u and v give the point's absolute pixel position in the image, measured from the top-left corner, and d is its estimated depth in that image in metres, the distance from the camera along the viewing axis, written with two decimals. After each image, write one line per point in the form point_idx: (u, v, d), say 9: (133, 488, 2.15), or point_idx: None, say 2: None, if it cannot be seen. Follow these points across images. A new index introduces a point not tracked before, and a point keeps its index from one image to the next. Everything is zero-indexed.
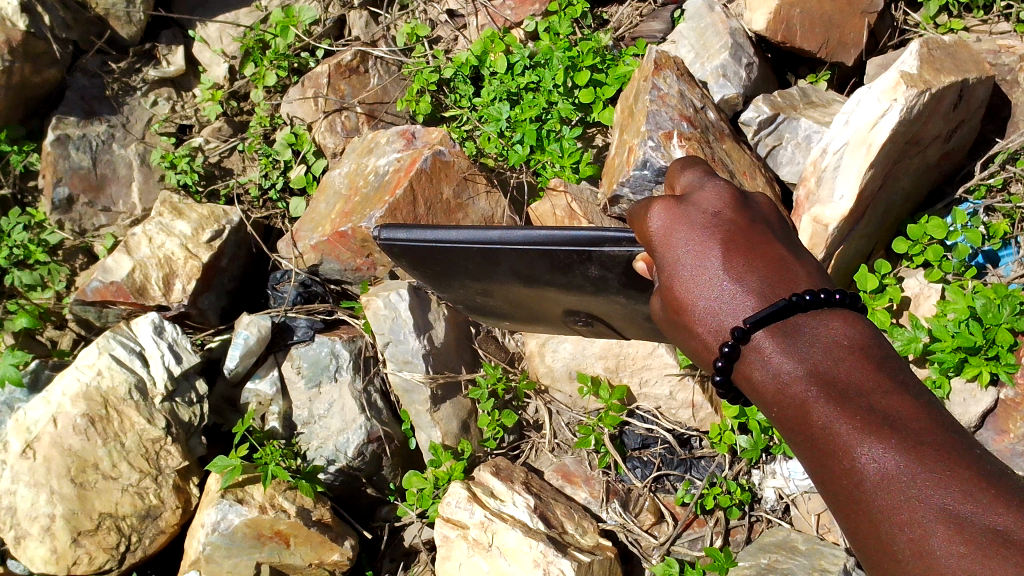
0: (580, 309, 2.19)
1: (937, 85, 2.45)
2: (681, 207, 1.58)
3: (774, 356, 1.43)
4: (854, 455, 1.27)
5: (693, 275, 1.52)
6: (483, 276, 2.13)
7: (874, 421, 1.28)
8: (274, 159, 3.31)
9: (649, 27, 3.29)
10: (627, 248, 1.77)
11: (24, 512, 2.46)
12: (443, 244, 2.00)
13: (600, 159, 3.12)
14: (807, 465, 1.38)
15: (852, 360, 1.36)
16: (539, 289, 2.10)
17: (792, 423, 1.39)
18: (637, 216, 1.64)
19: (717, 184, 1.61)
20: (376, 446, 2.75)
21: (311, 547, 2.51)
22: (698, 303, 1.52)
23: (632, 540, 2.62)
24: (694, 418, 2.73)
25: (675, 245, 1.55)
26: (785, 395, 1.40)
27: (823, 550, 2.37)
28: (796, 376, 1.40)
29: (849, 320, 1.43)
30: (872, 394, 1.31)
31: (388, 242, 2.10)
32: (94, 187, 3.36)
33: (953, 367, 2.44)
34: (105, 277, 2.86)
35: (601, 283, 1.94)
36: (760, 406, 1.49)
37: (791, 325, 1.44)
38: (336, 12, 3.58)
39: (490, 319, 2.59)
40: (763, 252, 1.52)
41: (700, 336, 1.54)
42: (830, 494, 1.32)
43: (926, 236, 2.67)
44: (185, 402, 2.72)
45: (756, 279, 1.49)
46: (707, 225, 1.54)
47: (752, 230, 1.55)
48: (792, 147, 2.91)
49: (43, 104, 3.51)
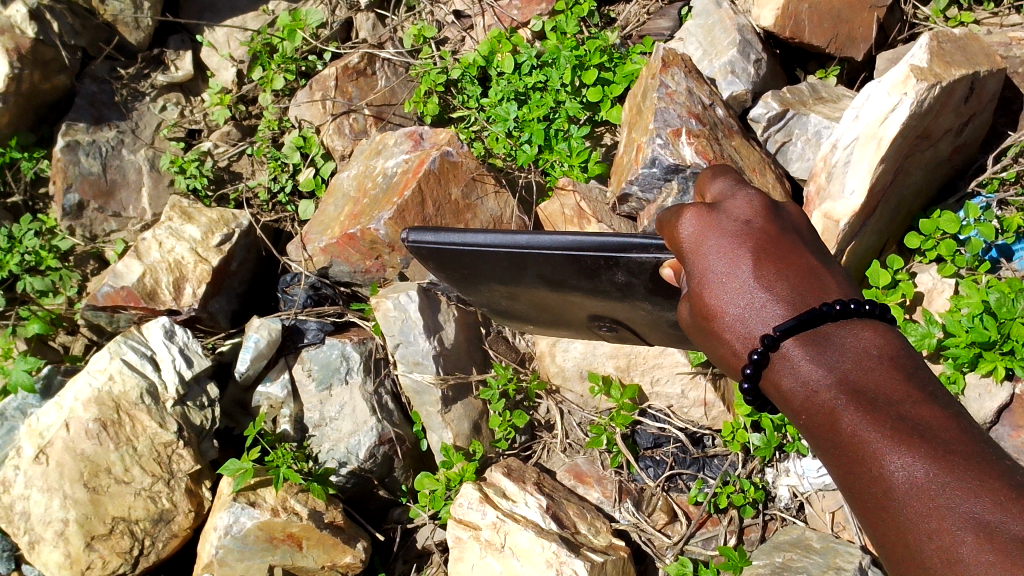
0: (605, 313, 2.18)
1: (948, 78, 2.43)
2: (713, 214, 1.57)
3: (803, 364, 1.41)
4: (883, 462, 1.26)
5: (723, 282, 1.51)
6: (509, 279, 2.12)
7: (903, 430, 1.27)
8: (283, 162, 3.32)
9: (656, 25, 3.29)
10: (654, 254, 1.77)
11: (38, 517, 2.46)
12: (470, 248, 2.00)
13: (609, 158, 3.11)
14: (836, 473, 1.36)
15: (881, 369, 1.36)
16: (565, 294, 2.09)
17: (820, 430, 1.38)
18: (668, 223, 1.64)
19: (749, 194, 1.61)
20: (388, 448, 2.75)
21: (323, 550, 2.51)
22: (728, 310, 1.50)
23: (646, 540, 2.60)
24: (707, 417, 2.72)
25: (706, 252, 1.54)
26: (813, 403, 1.39)
27: (837, 548, 2.35)
28: (825, 384, 1.38)
29: (878, 331, 1.42)
30: (901, 403, 1.30)
31: (415, 245, 2.10)
32: (104, 193, 3.37)
33: (968, 361, 2.42)
34: (115, 282, 2.87)
35: (627, 289, 1.94)
36: (788, 415, 1.47)
37: (821, 334, 1.42)
38: (343, 15, 3.57)
39: (512, 321, 2.58)
40: (794, 261, 1.51)
41: (728, 343, 1.52)
42: (859, 503, 1.31)
43: (938, 231, 2.67)
44: (196, 405, 2.72)
45: (786, 286, 1.48)
46: (738, 233, 1.54)
47: (783, 239, 1.54)
48: (802, 143, 2.89)
49: (53, 111, 3.53)
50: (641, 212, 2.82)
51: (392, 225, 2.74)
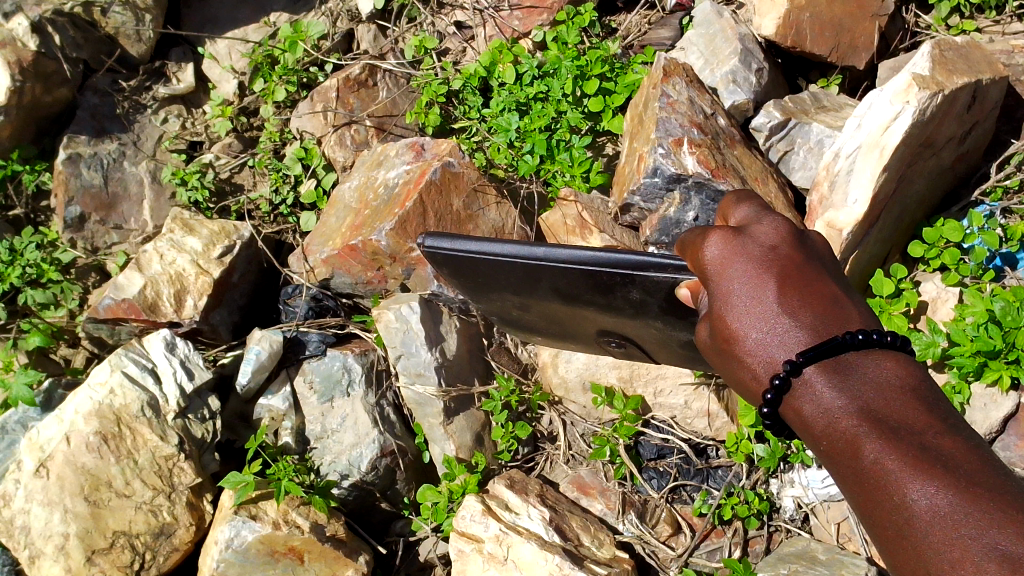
0: (614, 330, 2.16)
1: (950, 86, 2.42)
2: (739, 238, 1.51)
3: (825, 391, 1.37)
4: (905, 491, 1.22)
5: (747, 308, 1.46)
6: (523, 290, 2.10)
7: (927, 459, 1.23)
8: (285, 174, 3.31)
9: (657, 35, 3.28)
10: (671, 274, 1.73)
11: (39, 531, 2.45)
12: (486, 257, 1.98)
13: (611, 168, 3.12)
14: (855, 502, 1.32)
15: (904, 400, 1.32)
16: (577, 308, 2.08)
17: (841, 457, 1.34)
18: (693, 245, 1.58)
19: (775, 219, 1.55)
20: (390, 460, 2.72)
21: (325, 563, 2.48)
22: (750, 335, 1.45)
23: (650, 553, 2.58)
24: (711, 427, 2.71)
25: (730, 277, 1.48)
26: (834, 430, 1.35)
27: (843, 559, 2.34)
28: (847, 412, 1.35)
29: (901, 363, 1.38)
30: (924, 433, 1.27)
31: (431, 251, 2.07)
32: (105, 206, 3.37)
33: (973, 371, 2.40)
34: (116, 294, 2.86)
35: (641, 306, 1.91)
36: (807, 441, 1.43)
37: (844, 362, 1.38)
38: (344, 26, 3.58)
39: (520, 331, 2.56)
40: (818, 290, 1.46)
41: (749, 367, 1.48)
42: (879, 531, 1.27)
43: (942, 239, 2.65)
44: (197, 418, 2.71)
45: (810, 314, 1.43)
46: (764, 259, 1.48)
47: (808, 267, 1.49)
48: (804, 152, 2.89)
49: (54, 123, 3.54)
50: (643, 222, 2.82)
51: (393, 236, 2.74)
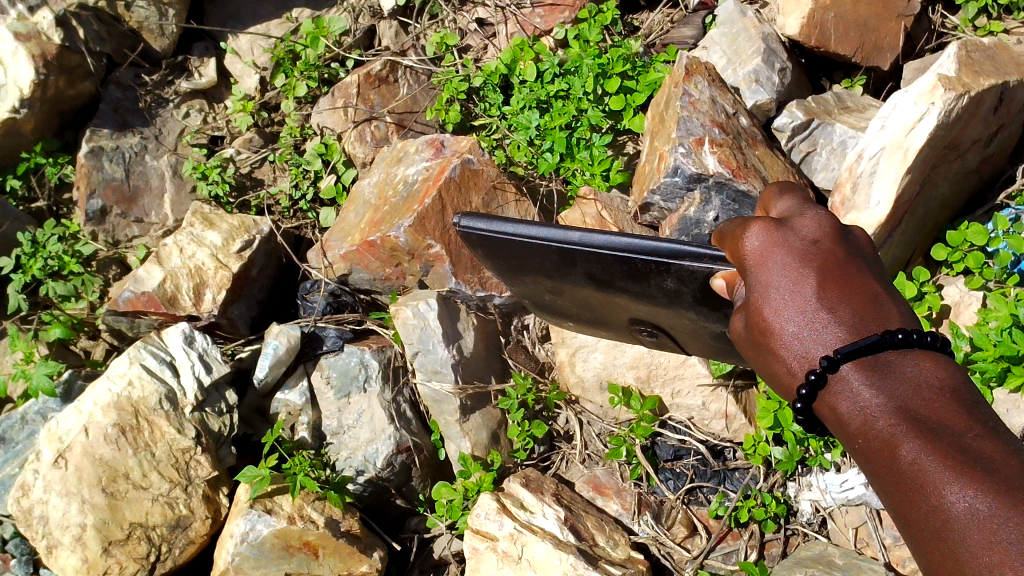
0: (647, 319, 2.13)
1: (976, 88, 2.39)
2: (780, 230, 1.50)
3: (862, 389, 1.35)
4: (943, 492, 1.19)
5: (785, 301, 1.44)
6: (556, 274, 2.08)
7: (965, 461, 1.20)
8: (305, 169, 3.32)
9: (680, 34, 3.27)
10: (707, 264, 1.70)
11: (56, 521, 2.47)
12: (521, 239, 1.99)
13: (631, 167, 3.10)
14: (889, 502, 1.29)
15: (943, 400, 1.28)
16: (611, 295, 2.05)
17: (877, 456, 1.30)
18: (732, 235, 1.57)
19: (818, 213, 1.54)
20: (406, 457, 2.72)
21: (340, 559, 2.48)
22: (787, 328, 1.44)
23: (666, 554, 2.56)
24: (728, 429, 2.68)
25: (770, 269, 1.47)
26: (870, 429, 1.32)
27: (861, 565, 2.32)
28: (884, 410, 1.32)
29: (939, 363, 1.35)
30: (964, 435, 1.23)
31: (466, 231, 2.11)
32: (127, 199, 3.40)
33: (996, 376, 2.36)
34: (136, 287, 2.89)
35: (675, 296, 1.88)
36: (842, 439, 1.40)
37: (882, 360, 1.35)
38: (366, 22, 3.58)
39: (555, 318, 2.54)
40: (858, 286, 1.44)
41: (784, 361, 1.45)
42: (914, 533, 1.23)
43: (966, 242, 2.63)
44: (215, 411, 2.72)
45: (849, 311, 1.41)
46: (805, 253, 1.47)
47: (850, 263, 1.47)
48: (826, 153, 2.87)
49: (78, 117, 3.58)
50: (663, 221, 2.80)
51: (412, 232, 2.73)
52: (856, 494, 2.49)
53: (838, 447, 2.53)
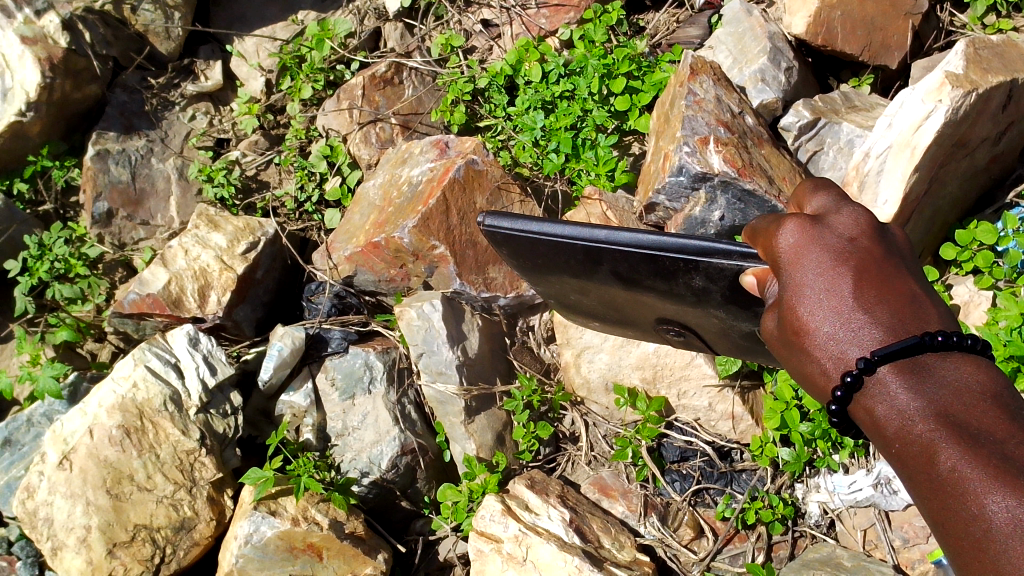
0: (674, 317, 2.12)
1: (984, 85, 2.37)
2: (816, 228, 1.49)
3: (900, 392, 1.32)
4: (983, 501, 1.15)
5: (820, 300, 1.42)
6: (582, 273, 2.06)
7: (1008, 470, 1.15)
8: (310, 171, 3.32)
9: (686, 33, 3.25)
10: (737, 261, 1.68)
11: (61, 523, 2.48)
12: (547, 238, 1.96)
13: (637, 167, 3.09)
14: (927, 510, 1.25)
15: (984, 405, 1.25)
16: (637, 293, 2.03)
17: (914, 463, 1.27)
18: (767, 232, 1.56)
19: (856, 210, 1.52)
20: (410, 459, 2.71)
21: (344, 560, 2.47)
22: (821, 328, 1.42)
23: (671, 556, 2.55)
24: (734, 430, 2.66)
25: (804, 267, 1.46)
26: (908, 434, 1.29)
27: (869, 567, 2.31)
28: (922, 415, 1.28)
29: (981, 368, 1.31)
30: (1006, 442, 1.19)
31: (491, 229, 2.07)
32: (133, 202, 3.42)
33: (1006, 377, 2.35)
34: (141, 289, 2.89)
35: (704, 294, 1.85)
36: (878, 444, 1.37)
37: (921, 363, 1.32)
38: (371, 25, 3.59)
39: (580, 318, 2.53)
40: (896, 287, 1.41)
41: (819, 361, 1.43)
42: (952, 543, 1.19)
43: (975, 242, 2.59)
44: (219, 413, 2.72)
45: (887, 311, 1.38)
46: (841, 251, 1.45)
47: (887, 263, 1.44)
48: (834, 152, 2.87)
49: (84, 120, 3.60)
50: (668, 222, 2.79)
51: (416, 233, 2.72)
52: (865, 496, 2.48)
53: (847, 448, 2.52)
